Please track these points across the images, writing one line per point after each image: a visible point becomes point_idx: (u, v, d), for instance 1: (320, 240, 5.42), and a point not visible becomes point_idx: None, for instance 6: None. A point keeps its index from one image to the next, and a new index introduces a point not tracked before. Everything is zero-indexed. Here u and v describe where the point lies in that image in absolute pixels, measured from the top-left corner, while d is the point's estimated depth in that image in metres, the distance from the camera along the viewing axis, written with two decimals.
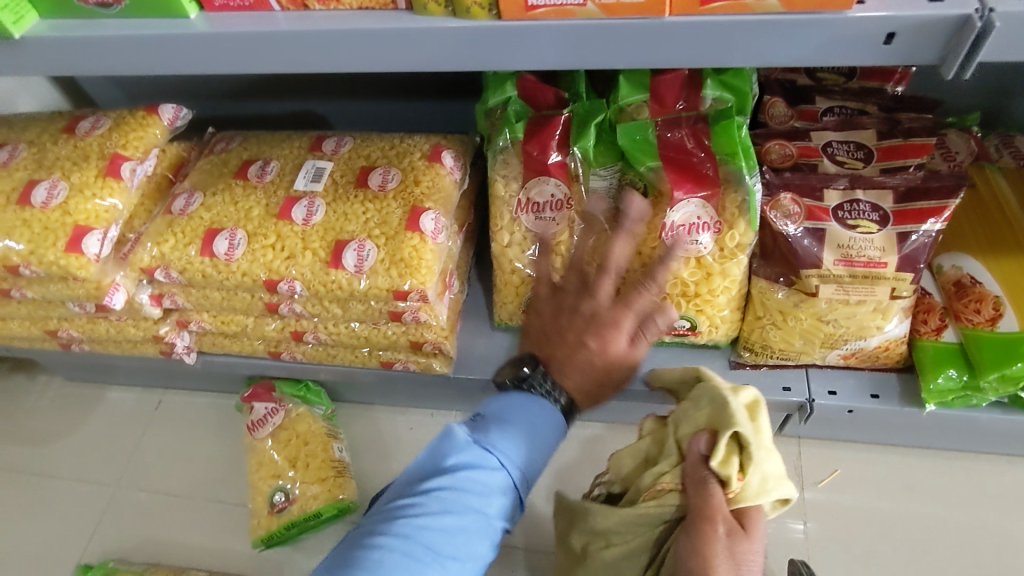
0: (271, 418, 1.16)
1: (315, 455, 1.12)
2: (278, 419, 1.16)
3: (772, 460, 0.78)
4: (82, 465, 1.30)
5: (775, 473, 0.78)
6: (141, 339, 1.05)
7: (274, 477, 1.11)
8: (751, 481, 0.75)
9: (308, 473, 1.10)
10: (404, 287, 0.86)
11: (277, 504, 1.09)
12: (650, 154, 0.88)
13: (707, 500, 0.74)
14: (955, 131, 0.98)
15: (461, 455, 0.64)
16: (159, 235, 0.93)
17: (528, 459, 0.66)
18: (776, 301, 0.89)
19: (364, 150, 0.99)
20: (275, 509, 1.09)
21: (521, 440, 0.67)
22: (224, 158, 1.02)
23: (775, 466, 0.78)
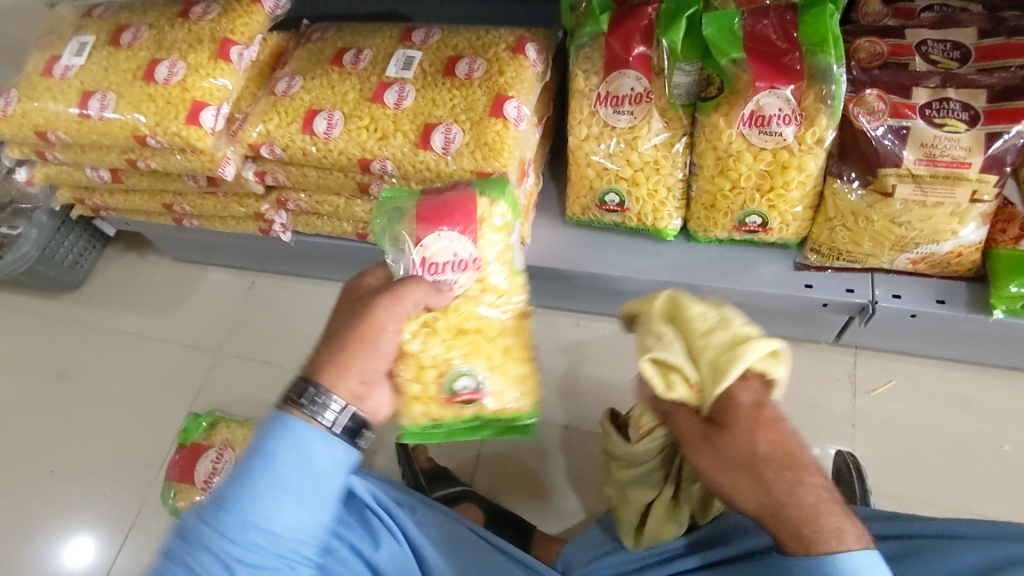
0: (458, 273, 0.81)
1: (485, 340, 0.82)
2: (466, 282, 0.82)
3: (682, 332, 0.71)
4: (188, 332, 1.45)
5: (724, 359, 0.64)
6: (244, 216, 1.15)
7: (461, 355, 0.80)
8: (691, 358, 0.68)
9: (506, 359, 0.83)
10: (487, 170, 0.92)
11: (460, 395, 0.79)
12: (736, 46, 0.88)
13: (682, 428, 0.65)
14: None
15: (208, 534, 0.55)
16: (264, 115, 1.01)
17: (284, 506, 0.56)
18: (848, 203, 0.90)
19: (452, 41, 1.03)
20: (457, 399, 0.79)
21: (270, 497, 0.56)
22: (320, 47, 1.07)
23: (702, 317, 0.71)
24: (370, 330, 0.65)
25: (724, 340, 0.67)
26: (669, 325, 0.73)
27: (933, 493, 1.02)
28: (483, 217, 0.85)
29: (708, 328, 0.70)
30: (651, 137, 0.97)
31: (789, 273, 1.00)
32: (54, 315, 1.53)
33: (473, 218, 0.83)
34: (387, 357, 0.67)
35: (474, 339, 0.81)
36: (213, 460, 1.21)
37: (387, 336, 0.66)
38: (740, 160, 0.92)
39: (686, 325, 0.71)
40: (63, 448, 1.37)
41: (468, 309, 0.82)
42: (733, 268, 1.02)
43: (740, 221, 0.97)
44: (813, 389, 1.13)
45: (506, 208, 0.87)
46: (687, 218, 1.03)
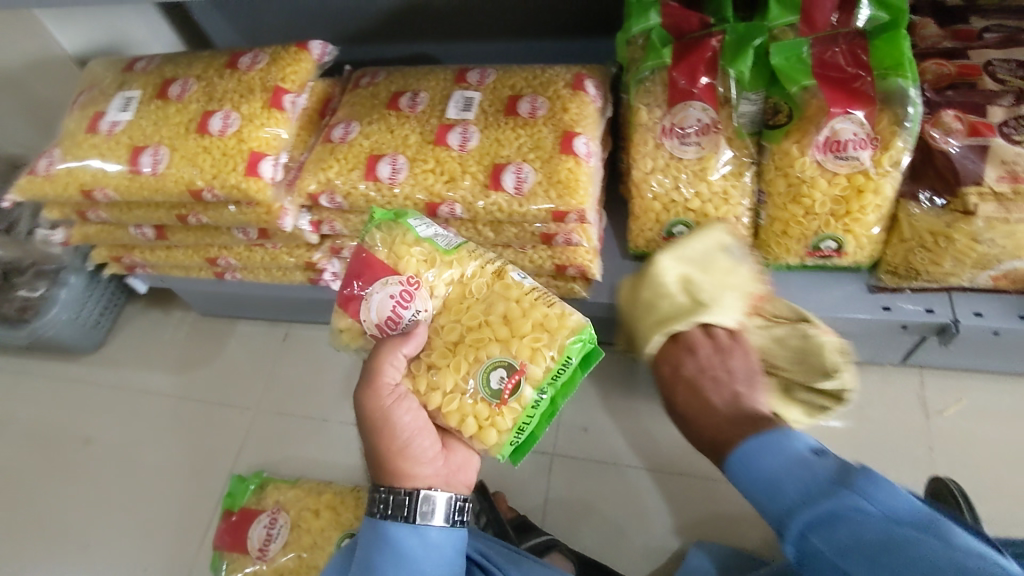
0: (411, 305, 0.81)
1: (517, 310, 0.81)
2: (424, 305, 0.82)
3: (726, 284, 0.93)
4: (223, 389, 1.40)
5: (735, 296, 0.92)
6: (293, 266, 1.12)
7: (468, 370, 0.79)
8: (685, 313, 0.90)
9: (515, 331, 0.79)
10: (563, 208, 0.90)
11: (505, 389, 0.78)
12: (807, 73, 0.88)
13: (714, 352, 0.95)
14: None
15: None
16: (322, 163, 0.99)
17: None
18: (926, 222, 0.90)
19: (508, 80, 1.02)
20: (506, 395, 0.78)
21: None
22: (372, 92, 1.06)
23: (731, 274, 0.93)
24: (380, 416, 0.76)
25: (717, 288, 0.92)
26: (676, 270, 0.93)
27: (1023, 512, 1.01)
28: (390, 256, 0.84)
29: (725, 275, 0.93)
30: (719, 167, 0.97)
31: (865, 296, 0.99)
32: (78, 378, 1.47)
33: (378, 263, 0.84)
34: (405, 421, 0.77)
35: (474, 339, 0.80)
36: (267, 524, 1.15)
37: (410, 418, 0.77)
38: (814, 186, 0.92)
39: (697, 264, 0.93)
40: (97, 521, 1.29)
41: (481, 313, 0.81)
42: (805, 293, 1.01)
43: (814, 246, 0.96)
44: (884, 412, 1.11)
45: (409, 225, 0.86)
46: (755, 246, 1.03)
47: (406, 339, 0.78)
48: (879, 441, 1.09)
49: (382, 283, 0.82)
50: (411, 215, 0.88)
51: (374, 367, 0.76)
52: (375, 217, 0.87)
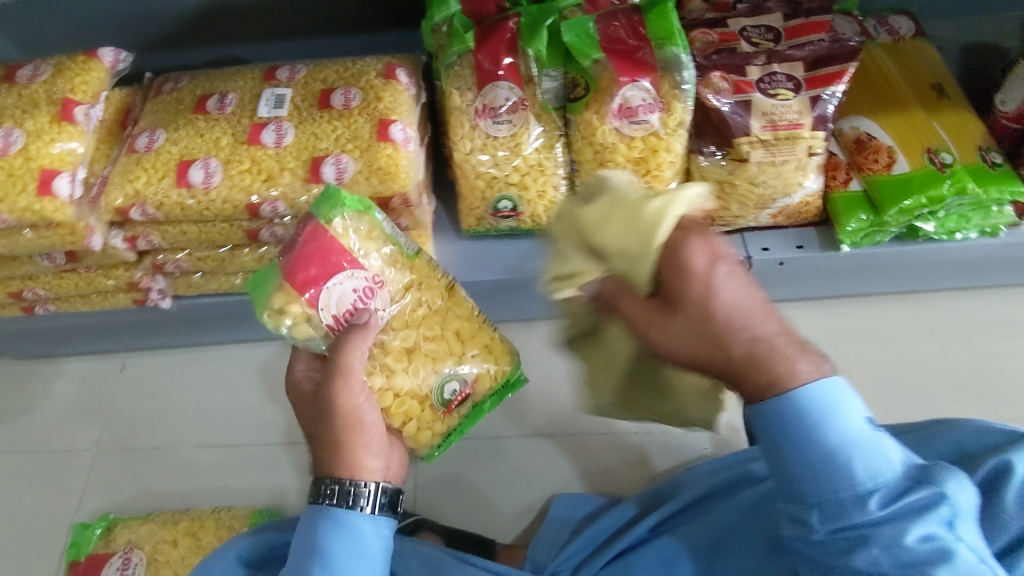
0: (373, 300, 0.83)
1: (461, 325, 0.91)
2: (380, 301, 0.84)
3: (652, 209, 0.60)
4: (54, 435, 1.28)
5: (660, 204, 0.60)
6: (113, 289, 1.05)
7: (426, 377, 0.87)
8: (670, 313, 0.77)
9: (465, 349, 0.90)
10: (387, 194, 0.93)
11: (454, 400, 0.90)
12: (594, 47, 0.96)
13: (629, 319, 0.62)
14: (872, 20, 1.15)
15: None
16: (128, 175, 0.93)
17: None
18: (713, 172, 1.01)
19: (320, 74, 1.02)
20: (453, 405, 0.90)
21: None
22: (177, 97, 1.02)
23: (645, 208, 0.61)
24: (348, 413, 0.72)
25: (650, 211, 0.60)
26: (613, 211, 0.64)
27: None
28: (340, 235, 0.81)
29: (617, 208, 0.64)
30: (532, 141, 1.03)
31: None
32: None
33: (333, 244, 0.80)
34: (365, 416, 0.73)
35: (430, 352, 0.88)
36: (120, 567, 1.08)
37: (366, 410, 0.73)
38: (615, 151, 1.01)
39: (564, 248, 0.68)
40: None
41: (429, 325, 0.89)
42: None
43: None
44: None
45: (376, 218, 0.86)
46: None
47: (362, 333, 0.76)
48: None
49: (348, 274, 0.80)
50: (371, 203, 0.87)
51: (340, 359, 0.73)
52: (347, 203, 0.82)
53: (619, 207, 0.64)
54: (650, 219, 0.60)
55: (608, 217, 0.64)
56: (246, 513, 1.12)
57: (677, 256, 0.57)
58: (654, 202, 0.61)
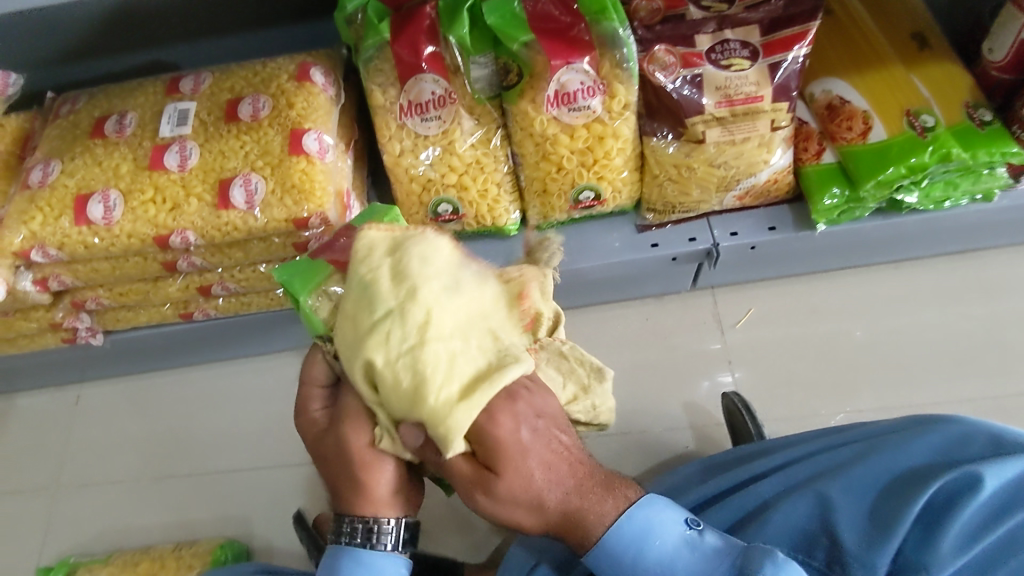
0: None
1: None
2: None
3: (413, 373, 0.55)
4: (12, 476, 1.24)
5: (467, 406, 0.55)
6: (37, 331, 0.98)
7: None
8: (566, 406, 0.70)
9: None
10: (302, 214, 0.84)
11: None
12: (522, 28, 0.85)
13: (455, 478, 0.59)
14: None
15: None
16: (24, 215, 0.86)
17: None
18: (668, 156, 0.92)
19: (226, 82, 0.93)
20: None
21: None
22: (74, 120, 0.93)
23: (429, 360, 0.55)
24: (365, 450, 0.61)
25: (440, 407, 0.55)
26: (393, 362, 0.56)
27: (809, 401, 1.09)
28: None
29: (468, 343, 0.57)
30: (467, 137, 0.93)
31: (635, 237, 1.01)
32: None
33: None
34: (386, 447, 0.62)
35: None
36: None
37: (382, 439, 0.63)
38: (557, 142, 0.91)
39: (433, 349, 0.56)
40: None
41: None
42: (582, 245, 1.01)
43: (575, 198, 0.96)
44: (686, 338, 1.16)
45: None
46: (525, 208, 1.01)
47: None
48: (687, 367, 1.14)
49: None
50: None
51: (343, 399, 0.62)
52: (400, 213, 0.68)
53: (367, 338, 0.57)
54: (431, 413, 0.55)
55: (359, 304, 0.58)
56: (207, 551, 1.07)
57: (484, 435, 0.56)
58: (434, 390, 0.55)
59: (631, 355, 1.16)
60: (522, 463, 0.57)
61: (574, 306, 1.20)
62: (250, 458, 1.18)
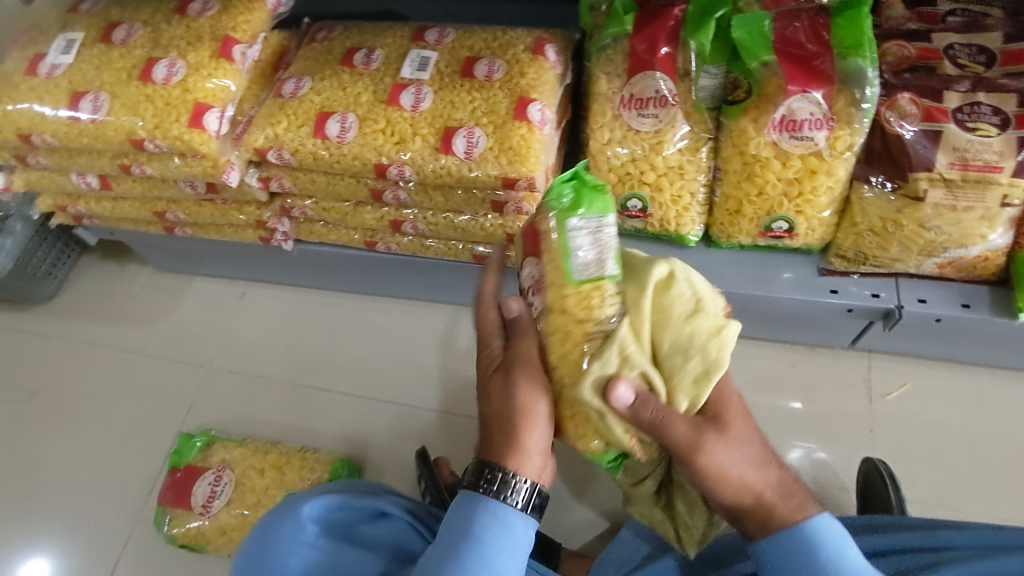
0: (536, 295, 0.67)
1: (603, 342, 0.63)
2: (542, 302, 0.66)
3: (696, 289, 0.64)
4: (174, 345, 1.37)
5: None
6: (243, 224, 1.09)
7: None
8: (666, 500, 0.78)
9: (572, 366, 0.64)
10: (513, 175, 0.89)
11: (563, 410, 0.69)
12: (767, 48, 0.86)
13: (684, 434, 0.60)
14: None
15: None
16: (272, 118, 0.96)
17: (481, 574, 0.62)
18: (878, 206, 0.90)
19: (467, 41, 0.99)
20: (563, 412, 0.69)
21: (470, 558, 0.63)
22: (328, 46, 1.03)
23: None
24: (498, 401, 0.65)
25: None
26: (682, 287, 0.64)
27: (952, 494, 1.03)
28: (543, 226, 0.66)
29: None
30: (676, 141, 0.95)
31: (815, 278, 0.99)
32: (23, 328, 1.44)
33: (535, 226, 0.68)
34: (540, 408, 0.64)
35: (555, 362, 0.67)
36: (212, 482, 1.15)
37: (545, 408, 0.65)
38: (768, 167, 0.91)
39: None
40: (39, 474, 1.27)
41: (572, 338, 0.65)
42: (757, 272, 1.01)
43: (766, 226, 0.96)
44: (830, 393, 1.12)
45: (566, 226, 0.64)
46: (709, 223, 1.02)
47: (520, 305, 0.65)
48: (822, 421, 1.10)
49: (529, 262, 0.68)
50: (582, 209, 0.64)
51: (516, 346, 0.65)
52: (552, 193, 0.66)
53: (639, 280, 0.64)
54: None
55: (628, 267, 0.67)
56: (328, 460, 1.15)
57: (719, 398, 0.64)
58: (711, 308, 0.63)
59: (767, 396, 1.13)
60: (743, 427, 0.63)
61: None
62: (378, 389, 1.25)
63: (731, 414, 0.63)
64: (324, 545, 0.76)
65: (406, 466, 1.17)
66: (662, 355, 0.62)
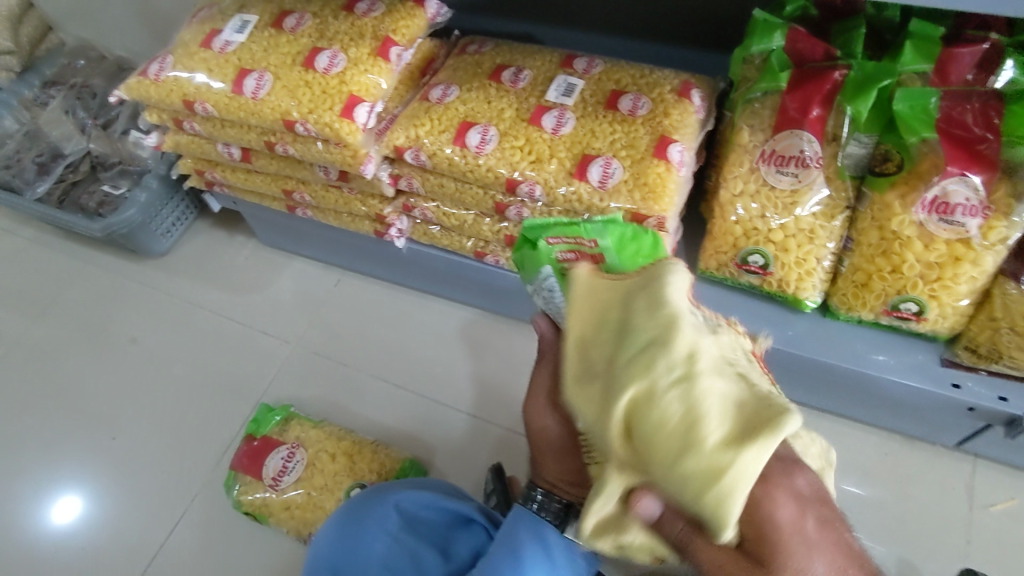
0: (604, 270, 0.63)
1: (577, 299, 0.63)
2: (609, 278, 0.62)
3: (691, 403, 0.45)
4: (268, 318, 1.42)
5: None
6: (363, 215, 1.13)
7: None
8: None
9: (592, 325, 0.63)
10: (643, 211, 0.89)
11: None
12: (929, 125, 0.83)
13: (699, 562, 0.50)
14: None
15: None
16: (415, 120, 0.99)
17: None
18: (1022, 304, 0.85)
19: (615, 74, 1.00)
20: None
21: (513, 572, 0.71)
22: (477, 60, 1.06)
23: None
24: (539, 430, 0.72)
25: None
26: (668, 410, 0.46)
27: None
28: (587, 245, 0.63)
29: None
30: (811, 204, 0.93)
31: (935, 369, 0.94)
32: (134, 277, 1.52)
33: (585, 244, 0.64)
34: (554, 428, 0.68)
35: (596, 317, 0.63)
36: (284, 458, 1.17)
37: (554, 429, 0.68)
38: (909, 246, 0.88)
39: None
40: (126, 417, 1.33)
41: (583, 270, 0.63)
42: (872, 350, 0.97)
43: (894, 305, 0.92)
44: (926, 492, 1.06)
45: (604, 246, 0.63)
46: (829, 292, 0.99)
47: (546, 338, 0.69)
48: (913, 520, 1.04)
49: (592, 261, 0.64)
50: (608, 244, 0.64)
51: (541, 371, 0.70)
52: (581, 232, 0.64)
53: (607, 404, 0.49)
54: None
55: (615, 348, 0.50)
56: (397, 458, 1.16)
57: (757, 513, 0.48)
58: (706, 428, 0.44)
59: (856, 481, 1.08)
60: (800, 566, 0.48)
61: (814, 406, 1.15)
62: (456, 398, 1.25)
63: (778, 551, 0.48)
64: (404, 539, 0.81)
65: (471, 480, 1.16)
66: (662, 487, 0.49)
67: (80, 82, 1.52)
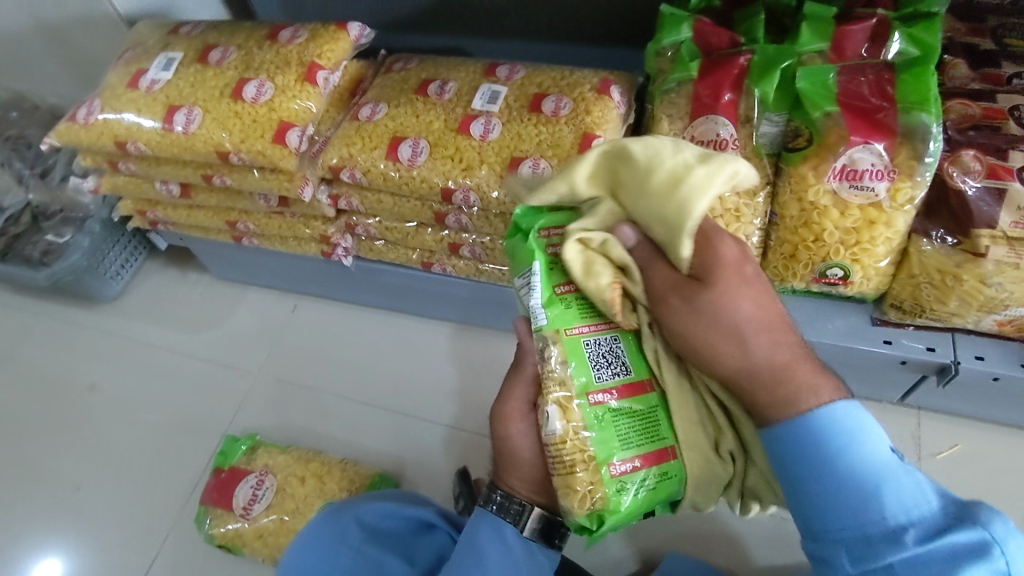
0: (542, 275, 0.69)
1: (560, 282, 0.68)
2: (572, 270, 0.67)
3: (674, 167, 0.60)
4: (227, 351, 1.42)
5: None
6: (308, 238, 1.14)
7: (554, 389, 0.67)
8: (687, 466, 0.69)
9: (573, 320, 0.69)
10: None
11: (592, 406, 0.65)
12: (830, 99, 0.89)
13: (653, 283, 0.63)
14: None
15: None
16: (347, 140, 1.01)
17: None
18: (936, 258, 0.90)
19: (536, 78, 1.04)
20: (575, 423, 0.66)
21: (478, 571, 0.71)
22: (403, 77, 1.08)
23: None
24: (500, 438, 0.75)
25: None
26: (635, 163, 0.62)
27: None
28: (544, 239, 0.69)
29: None
30: (734, 184, 0.97)
31: (867, 328, 0.99)
32: (87, 325, 1.51)
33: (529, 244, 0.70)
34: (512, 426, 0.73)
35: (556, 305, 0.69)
36: (253, 486, 1.17)
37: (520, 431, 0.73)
38: (826, 214, 0.92)
39: None
40: (90, 465, 1.32)
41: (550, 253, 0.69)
42: (807, 317, 1.01)
43: (820, 272, 0.96)
44: None
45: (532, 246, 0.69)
46: (762, 267, 1.03)
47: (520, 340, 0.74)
48: None
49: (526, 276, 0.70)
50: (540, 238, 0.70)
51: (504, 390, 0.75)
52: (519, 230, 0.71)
53: (598, 189, 0.66)
54: None
55: (598, 167, 0.66)
56: (366, 474, 1.17)
57: (709, 245, 0.61)
58: (669, 176, 0.60)
59: None
60: (729, 292, 0.60)
61: None
62: (420, 408, 1.27)
63: (720, 276, 0.60)
64: (366, 551, 0.81)
65: (441, 487, 1.18)
66: (635, 222, 0.65)
67: (13, 134, 1.51)
